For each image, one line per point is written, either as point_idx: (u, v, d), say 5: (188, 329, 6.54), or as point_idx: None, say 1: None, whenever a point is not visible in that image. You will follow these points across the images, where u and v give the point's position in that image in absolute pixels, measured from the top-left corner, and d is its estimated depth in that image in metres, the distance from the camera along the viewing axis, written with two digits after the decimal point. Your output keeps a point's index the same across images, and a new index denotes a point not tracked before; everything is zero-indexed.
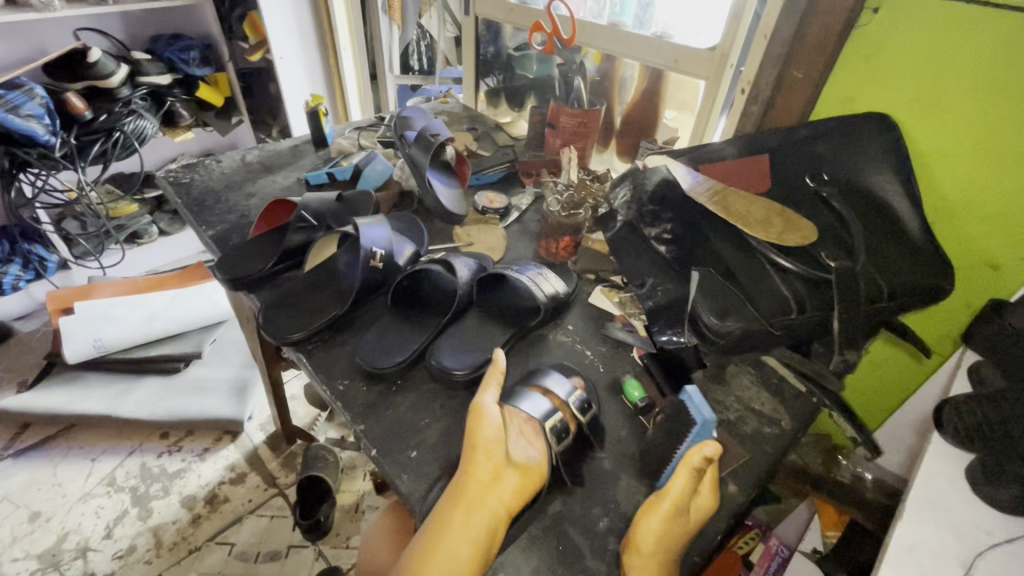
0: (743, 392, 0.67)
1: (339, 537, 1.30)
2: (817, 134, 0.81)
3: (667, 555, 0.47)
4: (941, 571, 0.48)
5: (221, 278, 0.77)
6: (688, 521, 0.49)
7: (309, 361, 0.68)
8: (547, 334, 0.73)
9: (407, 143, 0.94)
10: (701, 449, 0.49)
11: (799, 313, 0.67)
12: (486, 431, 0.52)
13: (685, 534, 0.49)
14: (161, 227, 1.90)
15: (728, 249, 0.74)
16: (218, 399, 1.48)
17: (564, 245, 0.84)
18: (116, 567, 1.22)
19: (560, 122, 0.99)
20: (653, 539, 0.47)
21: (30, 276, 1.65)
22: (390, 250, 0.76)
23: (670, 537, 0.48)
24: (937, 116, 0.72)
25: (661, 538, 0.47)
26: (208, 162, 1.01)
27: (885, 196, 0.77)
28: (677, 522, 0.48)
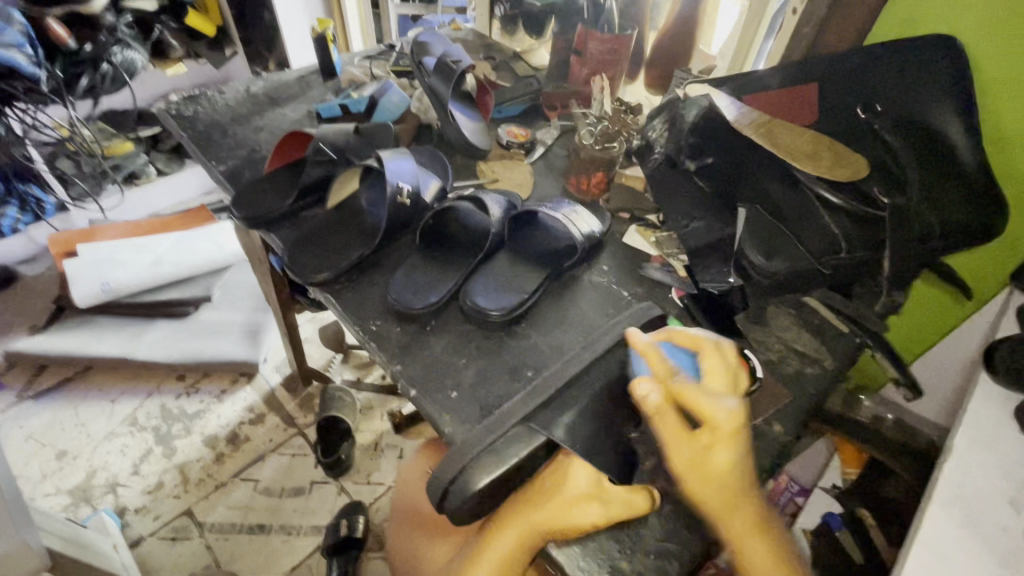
0: (783, 332, 0.66)
1: (360, 474, 1.34)
2: (874, 60, 0.72)
3: (732, 493, 0.46)
4: (988, 508, 0.49)
5: (240, 216, 0.74)
6: (726, 451, 0.47)
7: (337, 302, 0.66)
8: (581, 276, 0.70)
9: (424, 71, 0.88)
10: (651, 402, 0.50)
11: (847, 251, 0.65)
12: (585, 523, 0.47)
13: (741, 460, 0.47)
14: (159, 168, 1.78)
15: (776, 186, 0.70)
16: (232, 342, 1.45)
17: (596, 181, 0.79)
18: (146, 502, 1.26)
19: (588, 49, 0.91)
20: (709, 484, 0.46)
21: (30, 219, 1.61)
22: (416, 186, 0.72)
23: (725, 472, 0.46)
24: (1007, 42, 0.65)
25: (714, 478, 0.46)
26: (210, 92, 0.93)
27: (944, 129, 0.69)
28: (705, 464, 0.47)
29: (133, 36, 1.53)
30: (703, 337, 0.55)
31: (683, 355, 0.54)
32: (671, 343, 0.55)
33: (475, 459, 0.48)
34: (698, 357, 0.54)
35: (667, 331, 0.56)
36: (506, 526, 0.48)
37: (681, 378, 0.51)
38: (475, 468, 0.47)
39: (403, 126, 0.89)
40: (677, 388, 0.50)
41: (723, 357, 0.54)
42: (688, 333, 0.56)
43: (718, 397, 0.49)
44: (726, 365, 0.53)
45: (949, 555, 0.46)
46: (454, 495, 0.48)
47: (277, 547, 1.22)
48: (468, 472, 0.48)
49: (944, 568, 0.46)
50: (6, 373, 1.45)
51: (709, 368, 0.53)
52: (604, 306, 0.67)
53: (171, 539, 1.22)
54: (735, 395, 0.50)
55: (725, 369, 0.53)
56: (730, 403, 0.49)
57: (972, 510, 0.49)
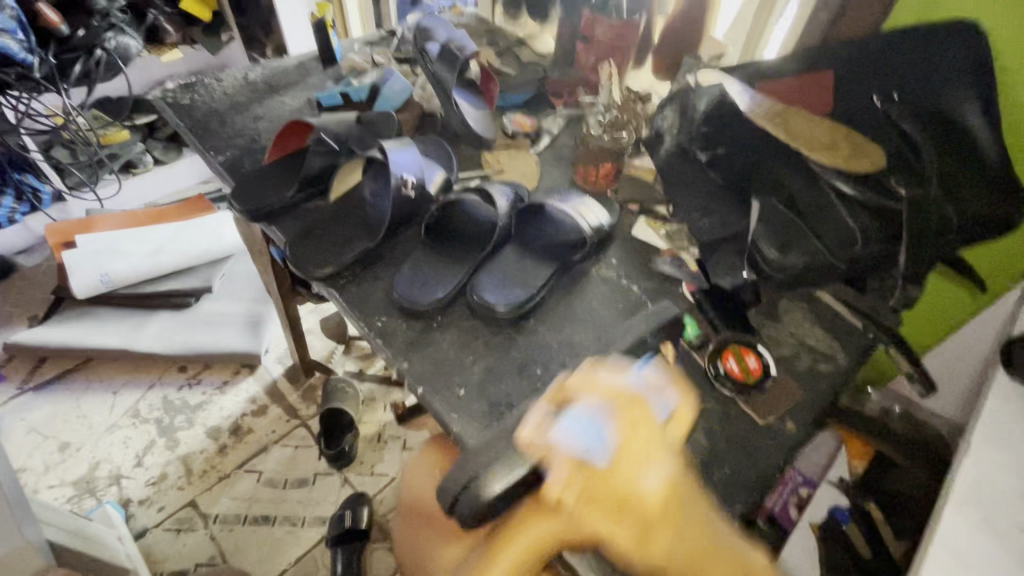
0: (797, 328, 0.66)
1: (363, 465, 1.33)
2: (889, 46, 0.70)
3: (694, 565, 0.41)
4: (1010, 510, 0.48)
5: (238, 209, 0.72)
6: (661, 535, 0.41)
7: (342, 296, 0.66)
8: (589, 269, 0.69)
9: (428, 59, 0.85)
10: (564, 492, 0.43)
11: (864, 244, 0.64)
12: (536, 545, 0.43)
13: (684, 530, 0.42)
14: (156, 157, 1.74)
15: (791, 176, 0.68)
16: (233, 333, 1.44)
17: (603, 172, 0.78)
18: (150, 493, 1.26)
19: (595, 35, 0.89)
20: (655, 567, 0.41)
21: (26, 210, 1.58)
22: (421, 178, 0.71)
23: (675, 560, 0.41)
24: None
25: (656, 566, 0.41)
26: (207, 80, 0.91)
27: (962, 117, 0.66)
28: (644, 557, 0.41)
29: (126, 20, 1.50)
30: (624, 389, 0.46)
31: (598, 412, 0.45)
32: (581, 404, 0.46)
33: (489, 464, 0.47)
34: (608, 419, 0.44)
35: (581, 388, 0.47)
36: (518, 531, 0.44)
37: (591, 460, 0.42)
38: (488, 473, 0.47)
39: (406, 114, 0.87)
40: (589, 477, 0.42)
41: (648, 415, 0.45)
42: (603, 385, 0.47)
43: (641, 475, 0.42)
44: (654, 424, 0.45)
45: (965, 555, 0.46)
46: (467, 500, 0.47)
47: (282, 538, 1.22)
48: (482, 478, 0.47)
49: (959, 567, 0.45)
50: (7, 365, 1.45)
51: (625, 432, 0.44)
52: (613, 301, 0.66)
53: (176, 531, 1.22)
54: (668, 449, 0.44)
55: (645, 435, 0.44)
56: (656, 480, 0.42)
57: (989, 509, 0.48)
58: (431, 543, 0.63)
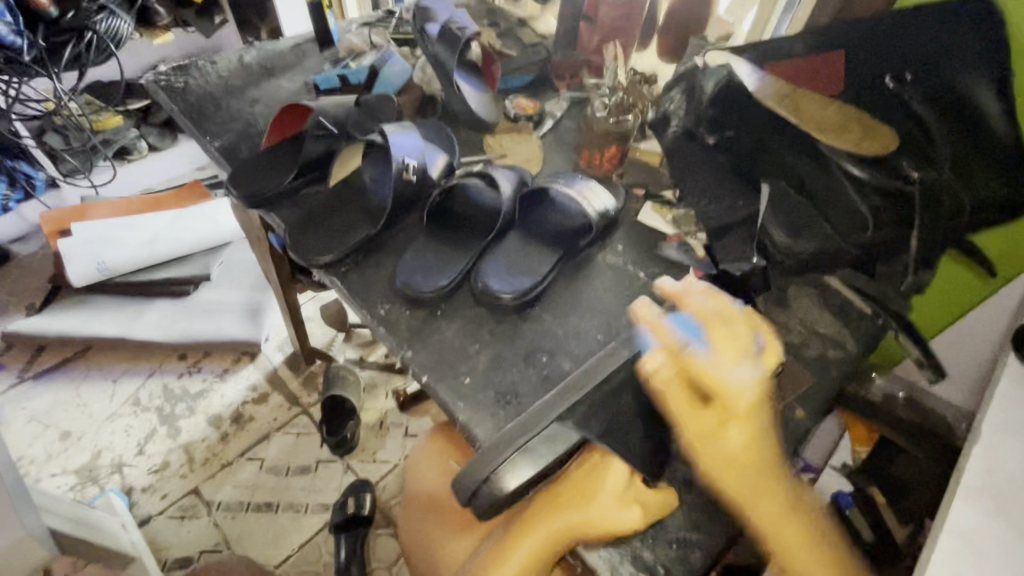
0: (806, 314, 0.65)
1: (366, 452, 1.33)
2: (902, 24, 0.67)
3: (753, 472, 0.45)
4: (1020, 495, 0.48)
5: (235, 196, 0.71)
6: (741, 437, 0.45)
7: (344, 283, 0.65)
8: (595, 256, 0.68)
9: (428, 40, 0.83)
10: (659, 374, 0.48)
11: (875, 229, 0.63)
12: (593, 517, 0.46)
13: (758, 432, 0.46)
14: (151, 142, 1.70)
15: (802, 162, 0.67)
16: (232, 321, 1.43)
17: (609, 155, 0.77)
18: (152, 481, 1.26)
19: (599, 15, 0.86)
20: (724, 472, 0.45)
21: (19, 197, 1.55)
22: (421, 162, 0.69)
23: (743, 453, 0.45)
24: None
25: (728, 460, 0.45)
26: (202, 63, 0.89)
27: (974, 97, 0.64)
28: (714, 447, 0.45)
29: (117, 2, 1.45)
30: (727, 311, 0.51)
31: (696, 324, 0.50)
32: (685, 313, 0.51)
33: (506, 457, 0.48)
34: (707, 330, 0.49)
35: (682, 301, 0.52)
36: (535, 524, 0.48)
37: (690, 352, 0.47)
38: (503, 465, 0.47)
39: (406, 98, 0.85)
40: (682, 367, 0.47)
41: (741, 340, 0.48)
42: (704, 305, 0.51)
43: (736, 371, 0.46)
44: (747, 344, 0.48)
45: (977, 544, 0.45)
46: (484, 494, 0.47)
47: (286, 525, 1.23)
48: (500, 473, 0.47)
49: (972, 558, 0.45)
50: (5, 354, 1.44)
51: (719, 347, 0.48)
52: (620, 288, 0.65)
53: (180, 518, 1.22)
54: (758, 361, 0.47)
55: (739, 344, 0.48)
56: (746, 382, 0.46)
57: (1002, 498, 0.48)
58: (443, 533, 0.64)
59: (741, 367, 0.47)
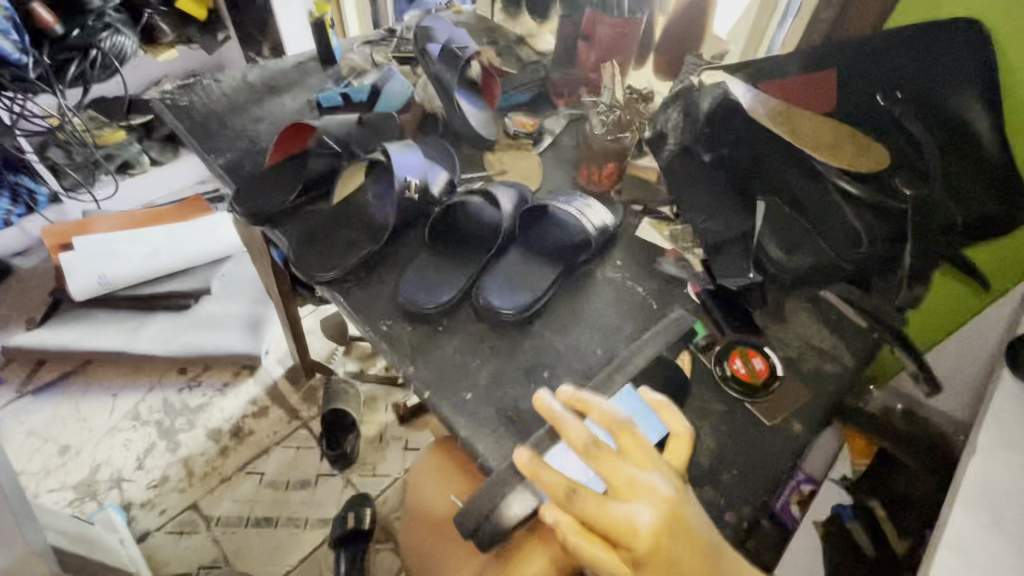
0: (803, 329, 0.65)
1: (366, 466, 1.32)
2: (895, 44, 0.69)
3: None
4: (1015, 509, 0.48)
5: (239, 213, 0.72)
6: (665, 566, 0.42)
7: (346, 300, 0.66)
8: (594, 271, 0.69)
9: (429, 59, 0.84)
10: (561, 517, 0.43)
11: (868, 245, 0.65)
12: (590, 553, 0.48)
13: (676, 550, 0.42)
14: (153, 157, 1.71)
15: (796, 180, 0.69)
16: (233, 335, 1.43)
17: (607, 173, 0.78)
18: (151, 496, 1.26)
19: (596, 34, 0.88)
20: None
21: (23, 211, 1.57)
22: (425, 180, 0.70)
23: (671, 574, 0.42)
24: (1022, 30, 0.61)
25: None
26: (206, 81, 0.90)
27: (963, 112, 0.66)
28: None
29: (123, 20, 1.48)
30: (615, 420, 0.45)
31: (595, 442, 0.44)
32: (589, 421, 0.46)
33: (510, 479, 0.48)
34: (601, 451, 0.44)
35: (576, 403, 0.46)
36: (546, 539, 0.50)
37: (586, 490, 0.43)
38: (509, 484, 0.48)
39: (407, 116, 0.87)
40: (580, 513, 0.42)
41: (639, 446, 0.44)
42: (604, 411, 0.45)
43: (641, 500, 0.42)
44: (650, 448, 0.44)
45: (975, 558, 0.46)
46: (488, 528, 0.48)
47: (285, 540, 1.22)
48: (501, 506, 0.48)
49: (970, 571, 0.45)
50: (5, 368, 1.44)
51: (617, 472, 0.43)
52: (619, 303, 0.66)
53: (178, 534, 1.22)
54: (665, 469, 0.44)
55: (631, 459, 0.44)
56: (653, 512, 0.42)
57: (998, 511, 0.48)
58: (449, 554, 0.65)
59: (648, 488, 0.43)
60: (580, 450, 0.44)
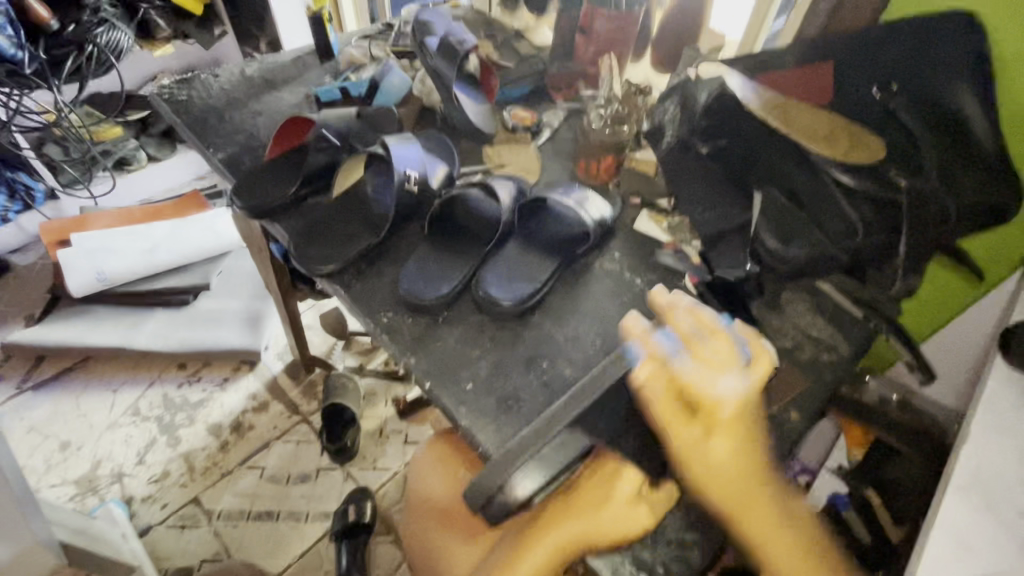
0: (799, 318, 0.67)
1: (366, 460, 1.33)
2: (891, 37, 0.69)
3: (738, 480, 0.47)
4: (1006, 494, 0.49)
5: (239, 206, 0.72)
6: (728, 444, 0.47)
7: (347, 293, 0.66)
8: (592, 263, 0.69)
9: (427, 52, 0.84)
10: (647, 387, 0.50)
11: (864, 236, 0.65)
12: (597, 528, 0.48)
13: (742, 444, 0.47)
14: (150, 153, 1.70)
15: (793, 170, 0.68)
16: (232, 330, 1.43)
17: (604, 166, 0.79)
18: (152, 491, 1.26)
19: (594, 28, 0.87)
20: (705, 479, 0.47)
21: (19, 208, 1.57)
22: (424, 173, 0.71)
23: (726, 459, 0.47)
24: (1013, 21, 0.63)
25: (709, 463, 0.47)
26: (204, 76, 0.90)
27: (957, 102, 0.67)
28: (700, 454, 0.47)
29: (117, 15, 1.47)
30: (714, 324, 0.53)
31: (679, 341, 0.52)
32: (677, 326, 0.53)
33: (514, 468, 0.48)
34: (695, 342, 0.51)
35: (672, 316, 0.54)
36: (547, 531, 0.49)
37: (677, 363, 0.50)
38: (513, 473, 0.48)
39: (406, 110, 0.87)
40: (669, 375, 0.49)
41: (731, 348, 0.51)
42: (700, 319, 0.54)
43: (718, 382, 0.49)
44: (736, 355, 0.51)
45: (970, 543, 0.47)
46: (497, 505, 0.48)
47: (286, 534, 1.23)
48: (512, 482, 0.48)
49: (965, 556, 0.46)
50: (5, 364, 1.44)
51: (702, 354, 0.50)
52: (617, 295, 0.67)
53: (180, 528, 1.22)
54: (744, 372, 0.50)
55: (716, 353, 0.50)
56: (732, 391, 0.48)
57: (989, 496, 0.49)
58: (449, 546, 0.64)
59: (727, 376, 0.49)
60: (675, 341, 0.52)
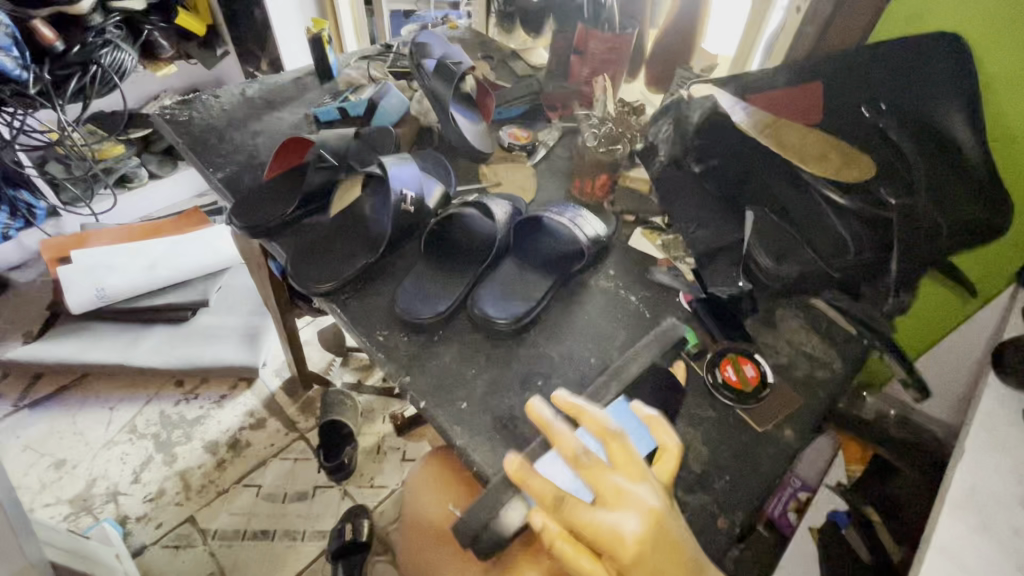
0: (793, 335, 0.67)
1: (364, 477, 1.32)
2: (880, 59, 0.72)
3: None
4: (1002, 513, 0.49)
5: (237, 225, 0.73)
6: None
7: (344, 311, 0.67)
8: (587, 281, 0.70)
9: (425, 74, 0.85)
10: (546, 533, 0.42)
11: (858, 251, 0.66)
12: None
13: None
14: (152, 170, 1.73)
15: (784, 189, 0.71)
16: (230, 347, 1.43)
17: (599, 184, 0.78)
18: (147, 510, 1.25)
19: (588, 49, 0.89)
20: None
21: (20, 225, 1.55)
22: (420, 193, 0.72)
23: None
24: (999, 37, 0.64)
25: None
26: (204, 97, 0.91)
27: (944, 124, 0.69)
28: None
29: (123, 36, 1.49)
30: (608, 434, 0.43)
31: (574, 460, 0.42)
32: (564, 440, 0.43)
33: (508, 486, 0.48)
34: (587, 468, 0.42)
35: (563, 419, 0.44)
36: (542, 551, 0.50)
37: (574, 503, 0.41)
38: (507, 497, 0.47)
39: (404, 130, 0.89)
40: (569, 524, 0.41)
41: (633, 458, 0.43)
42: (591, 428, 0.43)
43: (627, 523, 0.41)
44: (641, 465, 0.43)
45: (964, 560, 0.47)
46: (489, 531, 0.47)
47: (282, 553, 1.21)
48: (500, 517, 0.47)
49: (960, 573, 0.46)
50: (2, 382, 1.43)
51: (606, 484, 0.42)
52: (611, 313, 0.67)
53: (174, 548, 1.21)
54: (652, 485, 0.43)
55: (620, 481, 0.42)
56: (637, 527, 0.41)
57: (986, 514, 0.49)
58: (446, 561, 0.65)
59: (642, 502, 0.42)
60: (563, 471, 0.42)
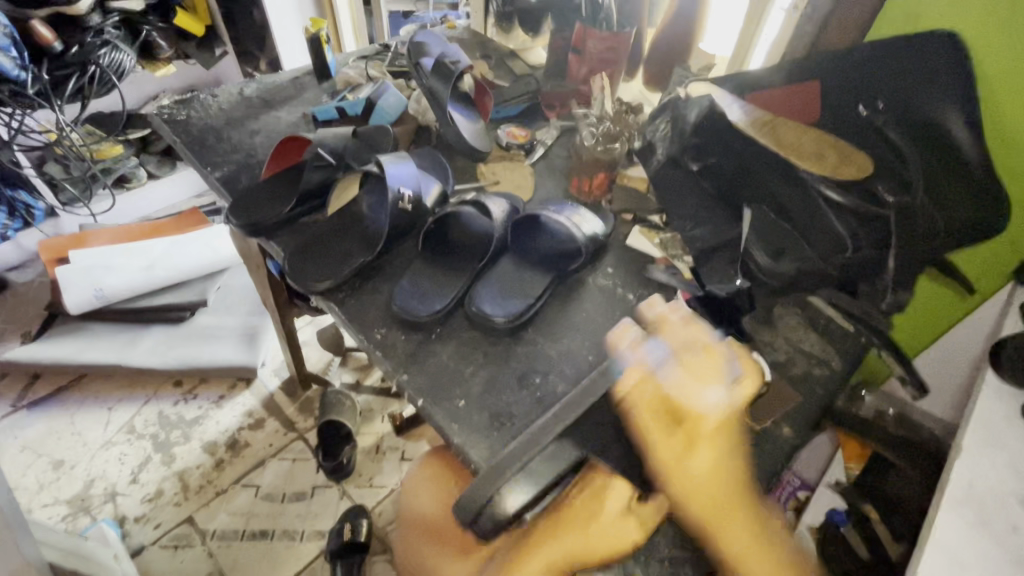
0: (790, 334, 0.67)
1: (362, 477, 1.32)
2: (875, 57, 0.71)
3: (717, 492, 0.50)
4: (1000, 510, 0.49)
5: (234, 224, 0.73)
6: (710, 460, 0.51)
7: (342, 310, 0.67)
8: (586, 279, 0.70)
9: (423, 73, 0.86)
10: (634, 392, 0.52)
11: (853, 251, 0.65)
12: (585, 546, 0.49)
13: (723, 460, 0.52)
14: (150, 170, 1.73)
15: (780, 186, 0.69)
16: (228, 347, 1.43)
17: (597, 182, 0.80)
18: (146, 510, 1.25)
19: (586, 47, 0.88)
20: (688, 485, 0.50)
21: (19, 225, 1.56)
22: (418, 192, 0.72)
23: (708, 473, 0.50)
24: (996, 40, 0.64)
25: (694, 476, 0.50)
26: (202, 96, 0.92)
27: (942, 122, 0.68)
28: (683, 470, 0.50)
29: (121, 37, 1.49)
30: (707, 341, 0.57)
31: (668, 352, 0.56)
32: (660, 339, 0.58)
33: (505, 483, 0.48)
34: (674, 361, 0.55)
35: (664, 331, 0.59)
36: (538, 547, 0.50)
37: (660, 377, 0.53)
38: (505, 492, 0.48)
39: (402, 129, 0.89)
40: (654, 388, 0.53)
41: (717, 367, 0.56)
42: (682, 336, 0.58)
43: (704, 395, 0.53)
44: (720, 369, 0.55)
45: (962, 557, 0.47)
46: (486, 519, 0.48)
47: (280, 553, 1.21)
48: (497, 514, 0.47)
49: (958, 571, 0.46)
50: None
51: (686, 372, 0.55)
52: (609, 311, 0.67)
53: (173, 548, 1.21)
54: (726, 389, 0.55)
55: (699, 370, 0.55)
56: (714, 404, 0.53)
57: (984, 512, 0.49)
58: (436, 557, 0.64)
59: (711, 391, 0.54)
60: (656, 357, 0.56)
